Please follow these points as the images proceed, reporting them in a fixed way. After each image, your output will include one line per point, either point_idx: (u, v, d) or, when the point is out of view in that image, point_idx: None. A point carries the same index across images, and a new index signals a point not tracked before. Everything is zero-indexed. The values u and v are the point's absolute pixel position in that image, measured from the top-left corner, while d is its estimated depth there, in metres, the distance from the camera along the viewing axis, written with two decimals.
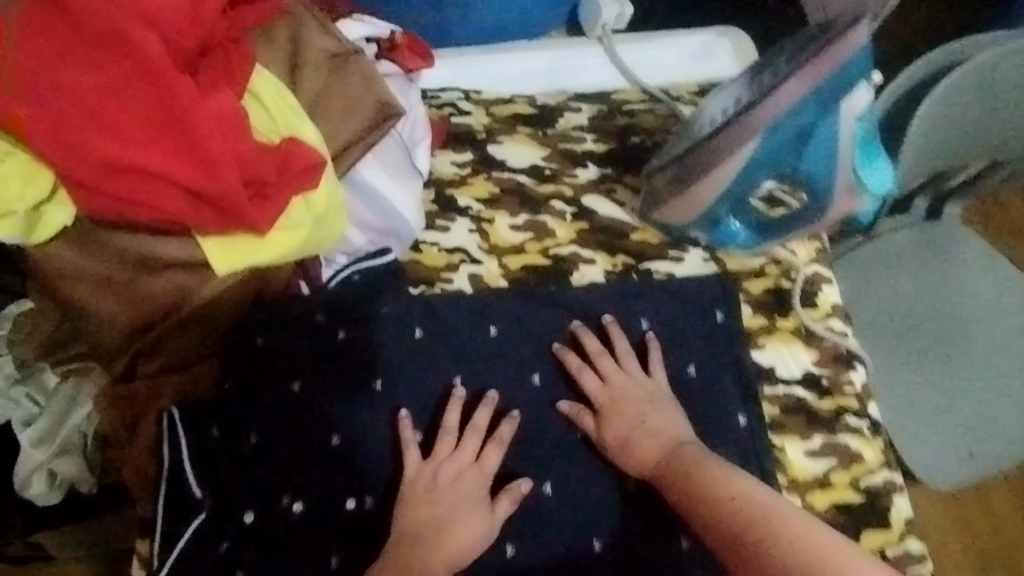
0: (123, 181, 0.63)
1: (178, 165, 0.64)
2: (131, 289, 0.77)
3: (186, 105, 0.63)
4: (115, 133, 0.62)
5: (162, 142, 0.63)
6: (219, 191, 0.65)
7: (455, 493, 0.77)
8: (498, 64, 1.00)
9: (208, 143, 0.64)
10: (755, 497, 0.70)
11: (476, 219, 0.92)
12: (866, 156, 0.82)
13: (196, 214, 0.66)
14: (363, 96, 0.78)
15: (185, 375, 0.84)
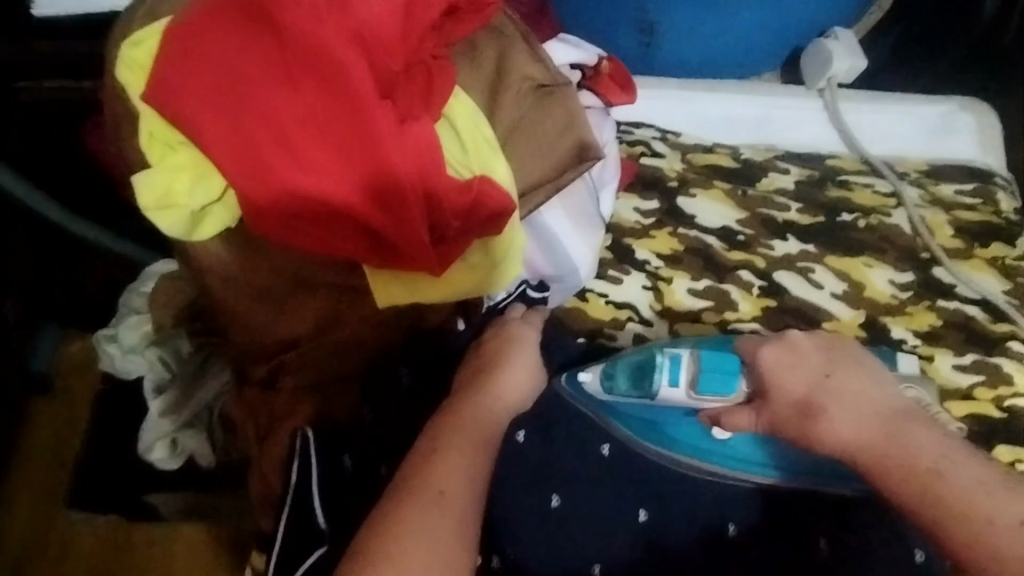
0: (301, 210, 0.60)
1: (361, 203, 0.60)
2: (288, 303, 0.73)
3: (381, 139, 0.59)
4: (306, 160, 0.59)
5: (351, 177, 0.60)
6: (398, 233, 0.62)
7: (501, 343, 0.73)
8: (702, 105, 0.92)
9: (399, 183, 0.60)
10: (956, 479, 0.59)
11: (652, 275, 0.82)
12: (715, 374, 0.68)
13: (363, 249, 0.63)
14: (563, 134, 0.70)
15: (325, 391, 0.79)
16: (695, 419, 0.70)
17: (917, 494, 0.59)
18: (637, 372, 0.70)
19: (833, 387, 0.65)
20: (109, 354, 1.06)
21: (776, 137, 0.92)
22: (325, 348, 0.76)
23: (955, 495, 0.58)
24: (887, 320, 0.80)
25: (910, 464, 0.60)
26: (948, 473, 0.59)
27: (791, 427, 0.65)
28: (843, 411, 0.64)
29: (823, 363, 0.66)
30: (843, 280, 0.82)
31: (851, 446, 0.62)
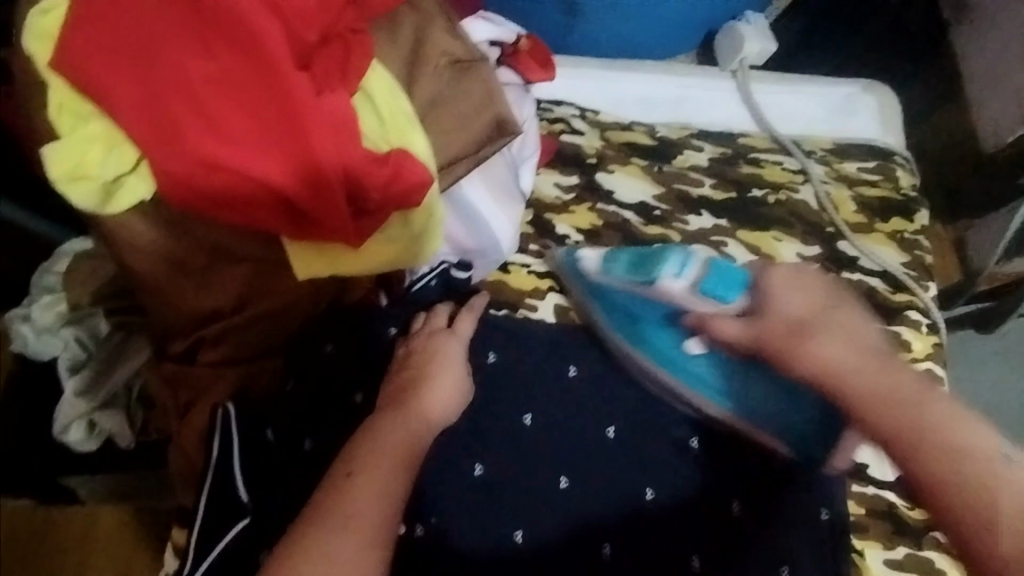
0: (219, 180, 0.59)
1: (276, 172, 0.59)
2: (204, 276, 0.71)
3: (299, 109, 0.58)
4: (223, 131, 0.58)
5: (266, 147, 0.59)
6: (319, 205, 0.61)
7: (428, 355, 0.71)
8: (620, 85, 0.94)
9: (320, 154, 0.60)
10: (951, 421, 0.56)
11: (573, 249, 0.85)
12: (719, 280, 0.71)
13: (286, 221, 0.62)
14: (480, 108, 0.70)
15: (245, 368, 0.78)
16: (672, 332, 0.74)
17: (891, 419, 0.58)
18: (639, 263, 0.75)
19: (831, 317, 0.65)
20: (21, 336, 1.04)
21: (693, 117, 0.95)
22: (245, 322, 0.75)
23: (931, 426, 0.56)
24: None
25: (892, 394, 0.59)
26: (931, 404, 0.58)
27: (777, 340, 0.65)
28: (834, 336, 0.63)
29: (826, 295, 0.67)
30: (753, 252, 0.85)
31: (832, 367, 0.62)
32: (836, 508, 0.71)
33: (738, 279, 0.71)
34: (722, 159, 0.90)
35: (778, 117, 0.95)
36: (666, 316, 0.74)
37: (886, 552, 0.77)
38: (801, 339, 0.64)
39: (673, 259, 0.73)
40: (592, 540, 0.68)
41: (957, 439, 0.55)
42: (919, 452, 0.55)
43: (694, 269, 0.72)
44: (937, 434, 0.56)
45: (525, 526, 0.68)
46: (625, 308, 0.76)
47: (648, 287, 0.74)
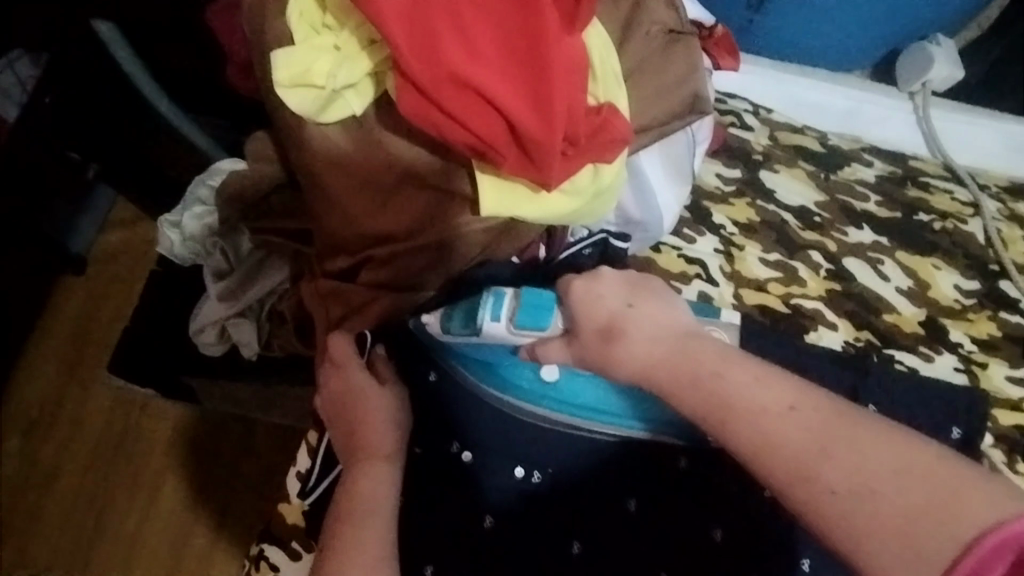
0: (455, 95, 0.60)
1: (509, 97, 0.61)
2: (387, 199, 0.76)
3: (541, 43, 0.61)
4: (471, 51, 0.60)
5: (504, 73, 0.61)
6: (541, 136, 0.62)
7: (345, 408, 0.77)
8: (796, 88, 0.94)
9: (552, 89, 0.61)
10: (768, 411, 0.56)
11: (726, 240, 0.85)
12: (533, 310, 0.67)
13: (504, 148, 0.63)
14: (683, 81, 0.72)
15: (398, 297, 0.80)
16: (526, 362, 0.71)
17: (699, 400, 0.59)
18: (468, 311, 0.70)
19: (635, 312, 0.64)
20: (169, 239, 1.12)
21: (861, 131, 0.95)
22: (409, 250, 0.78)
23: (738, 399, 0.57)
24: (946, 321, 0.82)
25: (695, 373, 0.60)
26: (727, 373, 0.58)
27: (595, 352, 0.64)
28: (641, 333, 0.63)
29: (626, 293, 0.65)
30: (910, 276, 0.84)
31: (646, 366, 0.62)
32: None
33: (513, 297, 0.67)
34: (889, 176, 0.90)
35: (955, 142, 0.94)
36: (507, 351, 0.71)
37: None
38: (605, 345, 0.64)
39: (490, 295, 0.68)
40: (701, 525, 0.68)
41: (776, 417, 0.55)
42: (759, 457, 0.55)
43: (502, 308, 0.67)
44: (756, 411, 0.56)
45: (640, 497, 0.70)
46: (475, 350, 0.72)
47: (475, 335, 0.69)
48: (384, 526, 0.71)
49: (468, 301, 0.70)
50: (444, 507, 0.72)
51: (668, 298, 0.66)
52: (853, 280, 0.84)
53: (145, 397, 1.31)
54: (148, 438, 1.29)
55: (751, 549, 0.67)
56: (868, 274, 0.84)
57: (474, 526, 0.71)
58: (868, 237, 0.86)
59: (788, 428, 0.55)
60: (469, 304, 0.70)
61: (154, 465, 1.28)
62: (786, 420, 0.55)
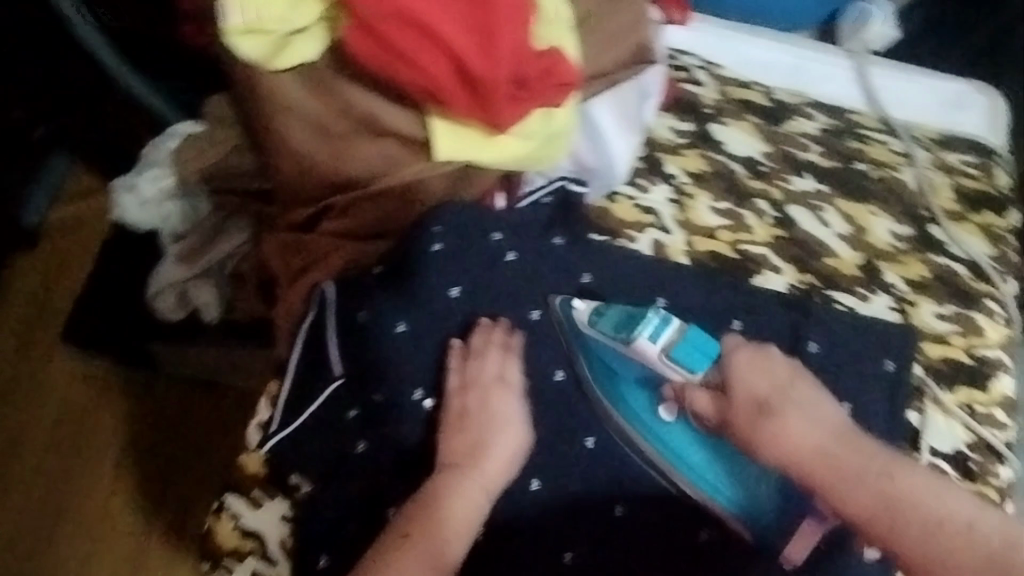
0: (405, 37, 0.62)
1: (462, 40, 0.62)
2: (344, 147, 0.77)
3: None
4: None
5: (453, 16, 0.62)
6: (490, 79, 0.64)
7: (489, 419, 0.76)
8: (744, 45, 0.97)
9: (499, 33, 0.63)
10: (898, 483, 0.69)
11: (678, 189, 0.89)
12: (699, 351, 0.77)
13: (454, 93, 0.65)
14: (628, 35, 0.79)
15: (358, 247, 0.82)
16: (646, 394, 0.79)
17: (872, 502, 0.69)
18: (627, 321, 0.79)
19: (793, 396, 0.75)
20: (122, 204, 1.06)
21: (805, 85, 0.97)
22: (368, 198, 0.80)
23: (908, 502, 0.68)
24: (882, 264, 0.89)
25: (858, 470, 0.70)
26: (848, 445, 0.72)
27: (745, 423, 0.74)
28: (803, 416, 0.73)
29: (790, 374, 0.76)
30: (848, 223, 0.90)
31: (797, 446, 0.72)
32: None
33: (679, 328, 0.78)
34: (831, 127, 0.94)
35: (894, 93, 0.98)
36: (642, 379, 0.79)
37: None
38: (764, 425, 0.73)
39: (653, 313, 0.78)
40: (653, 458, 0.77)
41: (924, 507, 0.69)
42: (890, 533, 0.68)
43: (670, 334, 0.77)
44: (884, 490, 0.69)
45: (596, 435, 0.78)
46: (619, 362, 0.79)
47: (624, 346, 0.78)
48: (463, 534, 0.72)
49: (618, 310, 0.80)
50: (416, 445, 0.78)
51: (819, 389, 0.76)
52: (796, 227, 0.89)
53: (106, 371, 1.29)
54: (110, 407, 1.27)
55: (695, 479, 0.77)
56: (812, 223, 0.89)
57: (436, 468, 0.76)
58: (812, 188, 0.91)
59: (870, 495, 0.69)
60: (627, 312, 0.79)
61: (116, 443, 1.25)
62: (962, 528, 0.68)
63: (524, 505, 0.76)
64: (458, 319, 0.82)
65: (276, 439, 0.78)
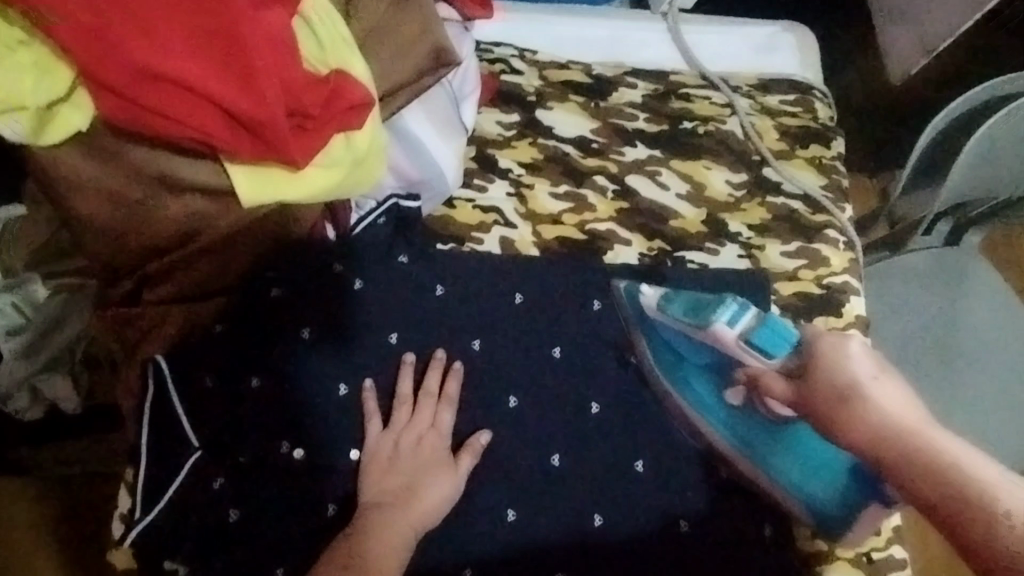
0: (160, 94, 0.60)
1: (223, 85, 0.61)
2: (147, 209, 0.74)
3: (236, 24, 0.60)
4: (160, 42, 0.59)
5: (208, 62, 0.60)
6: (264, 117, 0.62)
7: (417, 459, 0.76)
8: (556, 26, 0.97)
9: (260, 70, 0.61)
10: (979, 476, 0.58)
11: (516, 183, 0.88)
12: (773, 338, 0.74)
13: (232, 138, 0.63)
14: (419, 40, 0.75)
15: (193, 307, 0.80)
16: (712, 381, 0.82)
17: (942, 491, 0.58)
18: (697, 308, 0.79)
19: (874, 384, 0.67)
20: None
21: (622, 55, 0.98)
22: (191, 256, 0.78)
23: (980, 491, 0.57)
24: (725, 216, 0.90)
25: (933, 457, 0.60)
26: (923, 439, 0.62)
27: (824, 410, 0.68)
28: (887, 402, 0.65)
29: (875, 367, 0.68)
30: (686, 181, 0.91)
31: (876, 431, 0.64)
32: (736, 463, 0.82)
33: (756, 317, 0.75)
34: (653, 91, 0.95)
35: (708, 47, 1.00)
36: (709, 366, 0.82)
37: None
38: (845, 407, 0.66)
39: (727, 300, 0.77)
40: (541, 457, 0.79)
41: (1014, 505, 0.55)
42: (963, 529, 0.56)
43: (749, 322, 0.75)
44: (961, 482, 0.58)
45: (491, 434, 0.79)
46: (690, 345, 0.82)
47: (701, 330, 0.78)
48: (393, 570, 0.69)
49: (682, 295, 0.80)
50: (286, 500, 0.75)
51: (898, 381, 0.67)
52: (638, 195, 0.90)
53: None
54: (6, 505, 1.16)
55: (584, 468, 0.79)
56: (653, 190, 0.90)
57: (318, 517, 0.75)
58: (646, 155, 0.91)
59: (941, 486, 0.58)
60: (699, 298, 0.79)
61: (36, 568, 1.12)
62: None
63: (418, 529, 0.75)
64: (315, 356, 0.79)
65: (141, 525, 0.73)
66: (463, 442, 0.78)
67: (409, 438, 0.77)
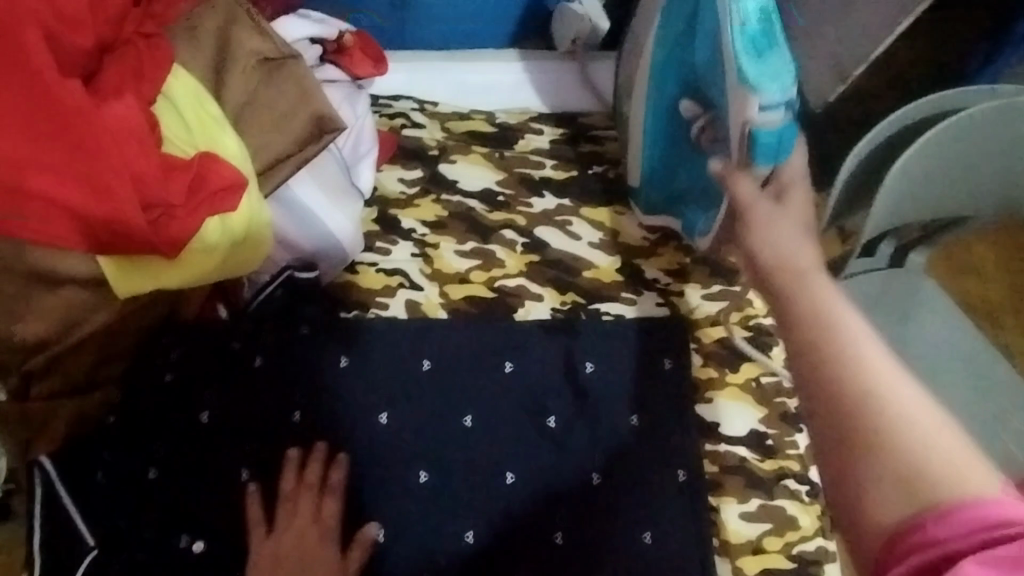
0: (0, 199, 0.58)
1: (71, 186, 0.59)
2: (20, 304, 0.67)
3: (79, 125, 0.60)
4: (0, 150, 0.58)
5: (52, 165, 0.59)
6: (117, 215, 0.60)
7: (303, 558, 0.70)
8: (460, 73, 0.95)
9: (113, 166, 0.60)
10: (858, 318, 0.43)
11: (420, 242, 0.86)
12: (772, 137, 0.68)
13: (90, 238, 0.61)
14: (299, 107, 0.74)
15: (81, 401, 0.75)
16: (677, 87, 0.80)
17: (806, 297, 0.46)
18: (751, 41, 0.68)
19: (784, 211, 0.58)
20: None
21: (530, 96, 0.96)
22: (76, 346, 0.72)
23: (837, 312, 0.44)
24: (640, 262, 0.89)
25: (807, 269, 0.49)
26: (814, 270, 0.49)
27: (744, 186, 0.62)
28: (791, 215, 0.57)
29: (796, 205, 0.58)
30: (599, 229, 0.89)
31: (772, 236, 0.53)
32: (665, 529, 0.76)
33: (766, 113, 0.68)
34: (562, 134, 0.94)
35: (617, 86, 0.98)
36: (687, 69, 0.78)
37: (740, 506, 0.79)
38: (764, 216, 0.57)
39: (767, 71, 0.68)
40: (456, 532, 0.75)
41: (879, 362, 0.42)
42: (811, 339, 0.43)
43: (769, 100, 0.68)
44: (823, 298, 0.45)
45: (387, 527, 0.74)
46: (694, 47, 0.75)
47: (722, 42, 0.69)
48: None
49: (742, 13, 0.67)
50: None
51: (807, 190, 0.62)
52: (549, 245, 0.87)
53: None
54: None
55: (501, 544, 0.75)
56: (566, 240, 0.88)
57: None
58: (554, 202, 0.89)
59: (813, 296, 0.45)
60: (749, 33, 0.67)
61: None
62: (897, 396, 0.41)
63: None
64: (209, 441, 0.76)
65: None
66: (353, 537, 0.73)
67: (290, 538, 0.71)
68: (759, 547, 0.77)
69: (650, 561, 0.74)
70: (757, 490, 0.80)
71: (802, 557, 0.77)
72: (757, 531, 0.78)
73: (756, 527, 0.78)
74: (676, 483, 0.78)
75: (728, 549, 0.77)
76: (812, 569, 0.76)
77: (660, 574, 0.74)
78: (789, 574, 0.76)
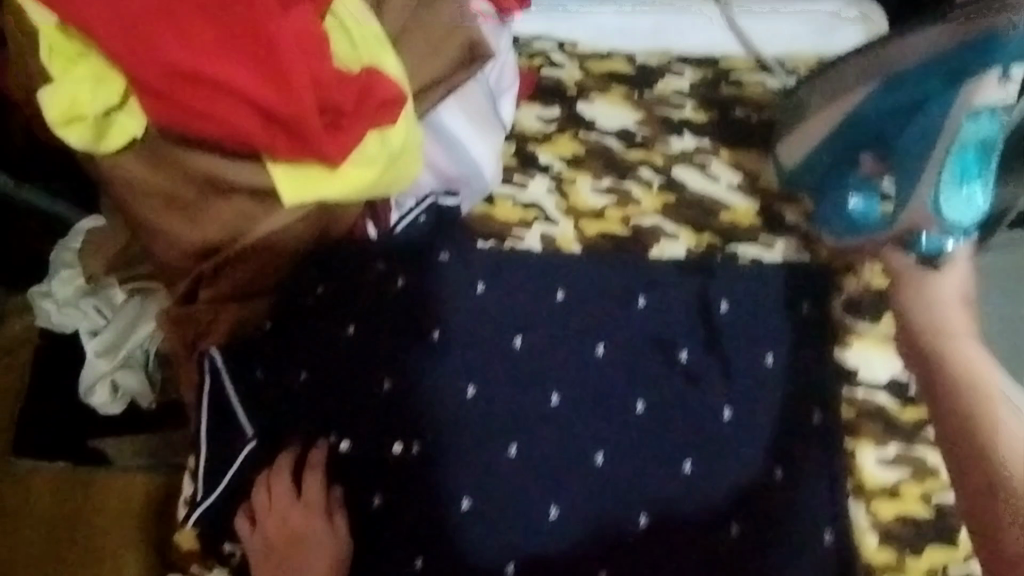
0: (197, 92, 0.65)
1: (255, 85, 0.65)
2: (197, 210, 0.76)
3: (264, 29, 0.65)
4: (197, 46, 0.64)
5: (240, 64, 0.65)
6: (294, 115, 0.66)
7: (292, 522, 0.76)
8: (599, 16, 0.95)
9: (291, 70, 0.66)
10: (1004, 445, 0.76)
11: (556, 178, 0.88)
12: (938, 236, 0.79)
13: (268, 137, 0.68)
14: (452, 33, 0.77)
15: (241, 305, 0.83)
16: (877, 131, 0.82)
17: (975, 426, 0.78)
18: (964, 163, 0.75)
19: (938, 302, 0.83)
20: (44, 310, 1.00)
21: (668, 39, 0.96)
22: (241, 256, 0.78)
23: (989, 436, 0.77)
24: (781, 205, 0.88)
25: (980, 382, 0.79)
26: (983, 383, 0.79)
27: (913, 284, 0.83)
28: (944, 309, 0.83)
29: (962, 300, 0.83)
30: (738, 171, 0.89)
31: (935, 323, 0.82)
32: (794, 469, 0.76)
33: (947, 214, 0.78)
34: (703, 75, 0.93)
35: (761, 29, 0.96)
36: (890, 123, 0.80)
37: (878, 451, 0.78)
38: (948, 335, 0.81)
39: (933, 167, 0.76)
40: (587, 452, 0.77)
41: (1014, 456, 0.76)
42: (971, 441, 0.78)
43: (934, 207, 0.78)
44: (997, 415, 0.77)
45: (520, 442, 0.77)
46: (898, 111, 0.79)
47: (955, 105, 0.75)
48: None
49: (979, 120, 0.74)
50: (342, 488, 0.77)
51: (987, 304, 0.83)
52: (686, 187, 0.87)
53: None
54: None
55: (630, 468, 0.76)
56: (704, 179, 0.88)
57: (363, 507, 0.76)
58: (693, 143, 0.89)
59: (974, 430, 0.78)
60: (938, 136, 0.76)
61: None
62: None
63: (452, 523, 0.75)
64: (354, 353, 0.80)
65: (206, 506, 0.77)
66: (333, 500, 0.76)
67: (273, 518, 0.76)
68: (895, 492, 0.77)
69: (778, 494, 0.75)
70: (899, 438, 0.79)
71: (940, 506, 0.76)
72: (895, 476, 0.77)
73: (894, 472, 0.78)
74: (810, 425, 0.78)
75: (864, 492, 0.77)
76: (951, 519, 0.76)
77: (789, 508, 0.75)
78: (926, 522, 0.76)
